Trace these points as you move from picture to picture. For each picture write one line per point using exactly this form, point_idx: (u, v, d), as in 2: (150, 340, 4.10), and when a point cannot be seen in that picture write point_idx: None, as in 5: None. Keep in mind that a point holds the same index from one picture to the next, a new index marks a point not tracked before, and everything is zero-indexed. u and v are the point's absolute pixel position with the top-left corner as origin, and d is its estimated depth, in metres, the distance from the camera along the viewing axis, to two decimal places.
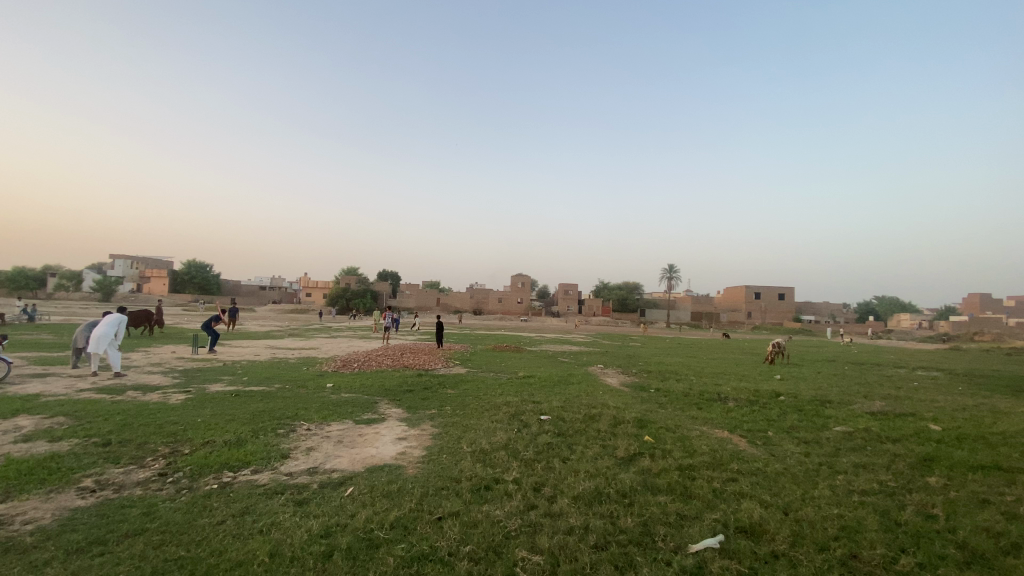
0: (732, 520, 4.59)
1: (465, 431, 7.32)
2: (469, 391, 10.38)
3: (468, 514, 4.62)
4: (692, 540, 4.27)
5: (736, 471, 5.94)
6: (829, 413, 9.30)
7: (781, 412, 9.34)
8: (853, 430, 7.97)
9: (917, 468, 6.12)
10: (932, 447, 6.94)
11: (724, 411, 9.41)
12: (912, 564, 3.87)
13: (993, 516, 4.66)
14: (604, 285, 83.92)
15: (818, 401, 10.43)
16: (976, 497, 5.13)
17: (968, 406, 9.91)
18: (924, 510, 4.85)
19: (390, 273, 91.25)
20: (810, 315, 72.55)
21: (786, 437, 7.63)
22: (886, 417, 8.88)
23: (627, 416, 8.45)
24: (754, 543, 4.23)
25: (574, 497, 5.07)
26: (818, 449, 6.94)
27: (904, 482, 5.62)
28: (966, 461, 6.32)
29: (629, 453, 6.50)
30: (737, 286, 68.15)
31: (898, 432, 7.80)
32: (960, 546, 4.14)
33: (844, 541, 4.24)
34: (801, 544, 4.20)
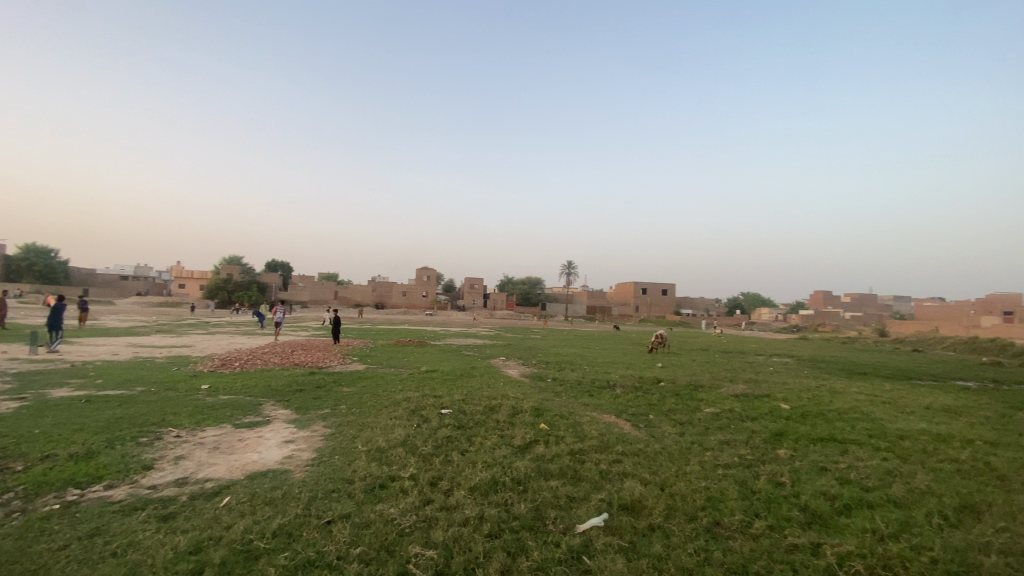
0: (616, 499, 4.93)
1: (361, 430, 7.05)
2: (366, 388, 10.01)
3: (361, 515, 4.45)
4: (580, 520, 4.52)
5: (621, 453, 6.39)
6: (702, 396, 10.39)
7: (661, 397, 10.24)
8: (720, 410, 8.97)
9: (770, 442, 7.03)
10: (782, 423, 8.04)
11: (613, 397, 10.08)
12: (763, 527, 4.43)
13: (829, 481, 5.50)
14: (507, 280, 85.56)
15: (693, 385, 11.60)
16: (815, 466, 6.01)
17: (809, 387, 11.64)
18: (774, 479, 5.59)
19: (281, 264, 85.01)
20: (691, 310, 80.02)
21: (666, 419, 8.35)
22: (746, 398, 10.13)
23: (525, 405, 8.72)
24: (634, 518, 4.58)
25: (470, 488, 5.11)
26: (692, 429, 7.69)
27: (760, 455, 6.43)
28: (807, 434, 7.39)
29: (525, 441, 6.69)
30: (628, 283, 73.23)
31: (756, 411, 8.92)
32: (802, 509, 4.83)
33: (709, 510, 4.75)
34: (674, 516, 4.63)
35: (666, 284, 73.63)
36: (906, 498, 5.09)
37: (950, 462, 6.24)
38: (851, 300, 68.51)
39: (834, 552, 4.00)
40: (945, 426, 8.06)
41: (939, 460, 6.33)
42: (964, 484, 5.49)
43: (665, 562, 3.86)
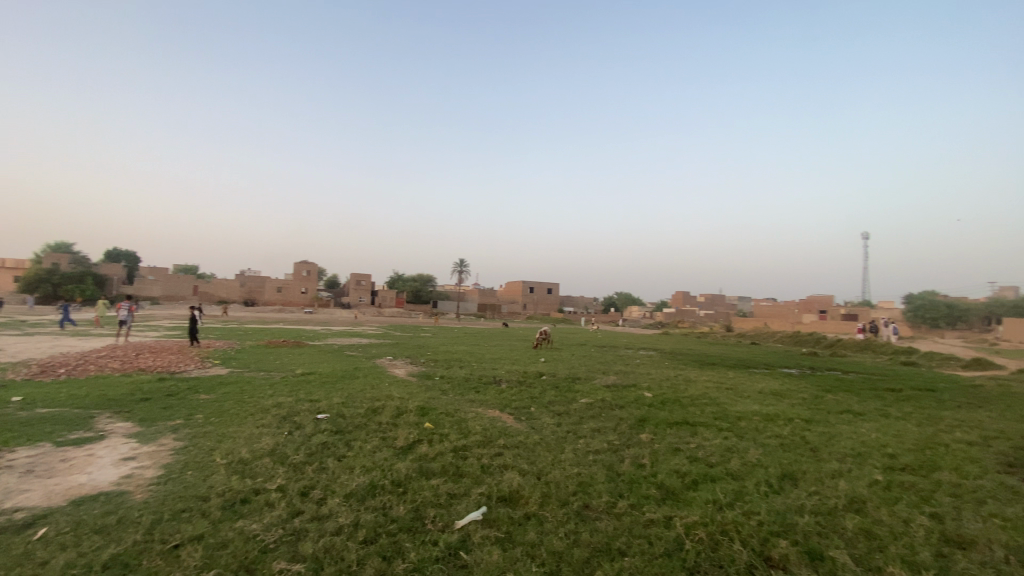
0: (494, 492, 5.05)
1: (221, 441, 6.37)
2: (230, 394, 9.06)
3: (217, 534, 4.03)
4: (459, 516, 4.56)
5: (502, 446, 6.56)
6: (579, 387, 11.09)
7: (542, 390, 10.72)
8: (594, 401, 9.64)
9: (636, 428, 7.72)
10: (646, 410, 8.87)
11: (497, 393, 10.32)
12: (625, 506, 4.86)
13: (681, 460, 6.20)
14: (396, 277, 83.30)
15: (571, 378, 12.32)
16: (671, 447, 6.72)
17: (669, 376, 13.02)
18: (637, 461, 6.15)
19: (126, 255, 73.55)
20: (573, 309, 84.78)
21: (546, 411, 8.76)
22: (617, 388, 11.02)
23: (409, 405, 8.56)
24: (511, 509, 4.74)
25: (345, 494, 4.88)
26: (568, 419, 8.16)
27: (626, 440, 7.04)
28: (666, 419, 8.24)
29: (408, 441, 6.57)
30: (517, 282, 75.56)
31: (625, 400, 9.75)
32: (659, 486, 5.38)
33: (580, 495, 5.09)
34: (548, 503, 4.88)
35: (552, 284, 77.26)
36: (742, 471, 5.92)
37: (775, 437, 7.39)
38: (707, 300, 77.74)
39: (683, 523, 4.52)
40: (772, 406, 9.53)
41: (767, 436, 7.46)
42: (785, 455, 6.54)
43: (538, 549, 4.06)
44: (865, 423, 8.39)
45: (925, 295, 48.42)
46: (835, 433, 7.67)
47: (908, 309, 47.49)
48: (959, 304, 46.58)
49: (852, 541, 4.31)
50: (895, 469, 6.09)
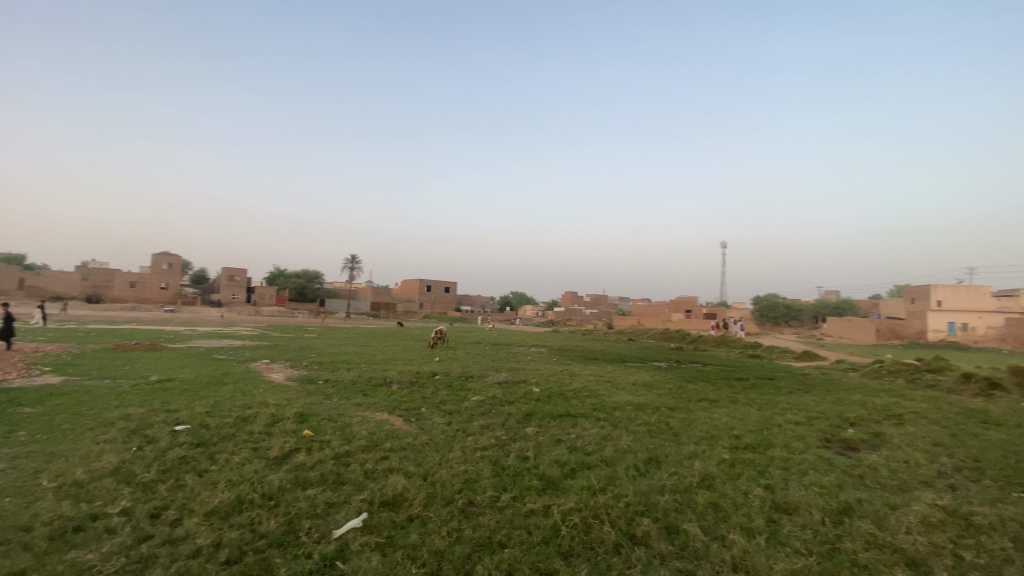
0: (377, 497, 4.93)
1: (48, 461, 5.41)
2: (63, 407, 7.71)
3: (38, 571, 3.43)
4: (337, 525, 4.38)
5: (388, 449, 6.41)
6: (471, 386, 11.19)
7: (434, 390, 10.64)
8: (484, 398, 9.80)
9: (523, 422, 8.00)
10: (533, 405, 9.23)
11: (387, 395, 10.03)
12: (508, 499, 5.03)
13: (562, 451, 6.56)
14: (278, 273, 77.08)
15: (464, 377, 12.38)
16: (554, 439, 7.09)
17: (557, 372, 13.67)
18: (522, 454, 6.39)
19: None
20: (468, 307, 85.12)
21: (436, 411, 8.72)
22: (508, 385, 11.32)
23: (287, 411, 7.98)
24: (393, 513, 4.66)
25: (207, 513, 4.43)
26: (458, 418, 8.21)
27: (513, 434, 7.27)
28: (551, 413, 8.65)
29: (284, 451, 6.14)
30: (412, 280, 74.10)
31: (514, 396, 10.05)
32: (540, 477, 5.65)
33: (464, 492, 5.16)
34: (432, 503, 4.87)
35: (448, 282, 77.02)
36: (615, 457, 6.42)
37: (645, 425, 8.13)
38: (593, 299, 82.80)
39: (560, 511, 4.79)
40: (644, 397, 10.47)
41: (639, 424, 8.19)
42: (653, 441, 7.23)
43: (419, 550, 4.04)
44: (718, 409, 9.57)
45: (769, 297, 56.36)
46: (694, 419, 8.64)
47: (756, 308, 54.93)
48: (793, 305, 54.97)
49: (703, 514, 4.90)
50: (739, 449, 7.04)
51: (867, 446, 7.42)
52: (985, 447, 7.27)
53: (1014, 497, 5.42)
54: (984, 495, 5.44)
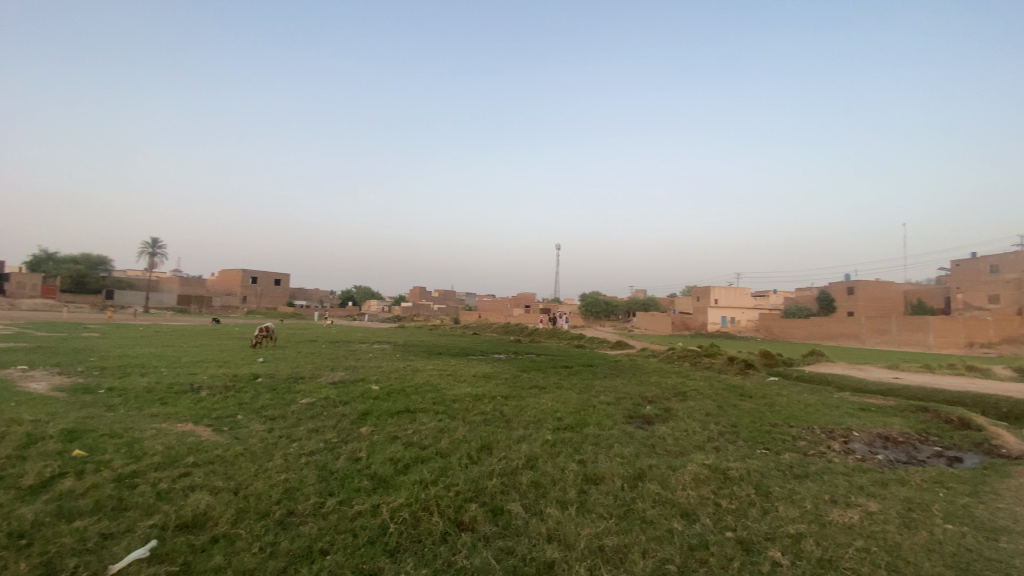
0: (173, 520, 4.26)
1: None
2: None
3: None
4: (115, 559, 3.67)
5: (192, 464, 5.58)
6: (300, 387, 10.31)
7: (255, 394, 9.55)
8: (315, 400, 9.13)
9: (357, 422, 7.68)
10: (369, 404, 8.90)
11: (194, 402, 8.69)
12: (333, 504, 4.78)
13: (397, 448, 6.47)
14: (42, 256, 61.09)
15: (292, 378, 11.36)
16: (389, 436, 6.95)
17: (397, 368, 13.40)
18: (353, 455, 6.13)
19: None
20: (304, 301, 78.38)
21: (256, 417, 7.84)
22: (342, 384, 10.72)
23: (50, 429, 6.40)
24: (193, 536, 4.08)
25: None
26: (282, 423, 7.50)
27: (345, 436, 6.93)
28: (387, 410, 8.45)
29: (41, 478, 4.91)
30: (234, 270, 65.38)
31: (349, 395, 9.56)
32: (371, 477, 5.49)
33: (283, 502, 4.76)
34: (243, 518, 4.39)
35: (279, 273, 69.79)
36: (449, 448, 6.55)
37: (480, 415, 8.46)
38: (439, 294, 83.03)
39: (388, 508, 4.71)
40: (481, 388, 10.88)
41: (474, 414, 8.48)
42: (486, 429, 7.55)
43: (223, 573, 3.61)
44: (546, 395, 10.43)
45: (595, 294, 63.05)
46: (525, 406, 9.27)
47: (584, 304, 61.01)
48: (614, 301, 62.42)
49: (525, 493, 5.29)
50: (561, 430, 7.77)
51: (660, 419, 8.82)
52: (740, 414, 9.20)
53: (756, 453, 6.97)
54: (736, 453, 6.89)
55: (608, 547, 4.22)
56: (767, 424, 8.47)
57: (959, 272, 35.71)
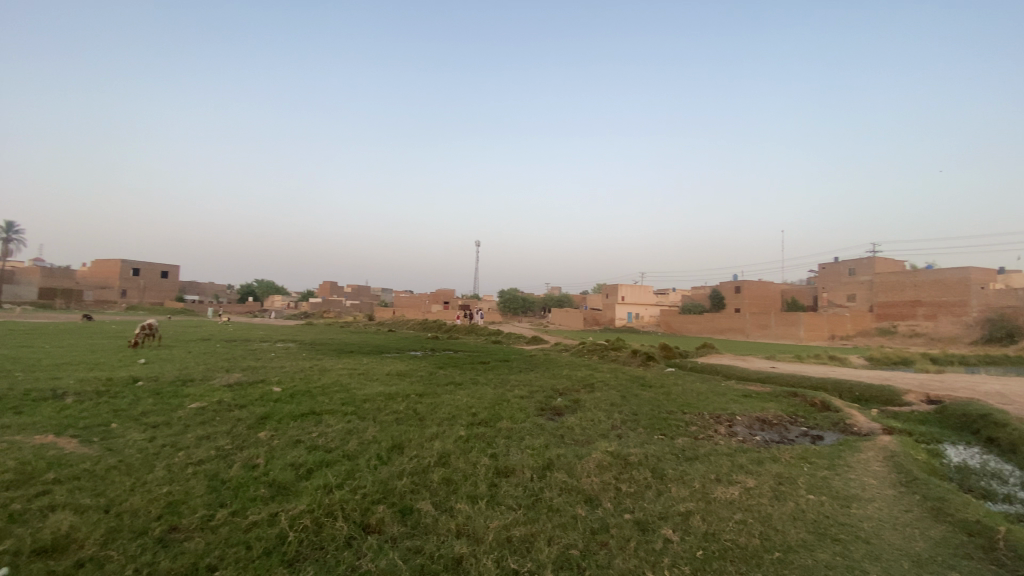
0: (26, 545, 3.70)
1: None
2: None
3: None
4: None
5: (52, 481, 4.88)
6: (189, 391, 9.39)
7: (134, 399, 8.54)
8: (206, 404, 8.35)
9: (255, 427, 7.15)
10: (269, 406, 8.33)
11: (56, 411, 7.58)
12: (225, 515, 4.42)
13: (300, 452, 6.12)
14: None
15: (179, 381, 10.30)
16: (292, 440, 6.57)
17: (303, 368, 12.67)
18: (249, 462, 5.70)
19: None
20: (197, 296, 71.46)
21: (134, 425, 7.02)
22: (240, 386, 9.92)
23: None
24: (52, 562, 3.58)
25: None
26: (166, 431, 6.79)
27: (240, 442, 6.42)
28: (290, 413, 7.96)
29: None
30: (111, 260, 57.92)
31: (247, 398, 8.87)
32: (269, 484, 5.15)
33: (166, 517, 4.32)
34: (116, 538, 3.93)
35: (166, 265, 62.95)
36: (357, 450, 6.33)
37: (392, 414, 8.24)
38: (352, 289, 79.68)
39: (288, 516, 4.45)
40: (394, 386, 10.62)
41: (386, 413, 8.26)
42: (397, 428, 7.39)
43: None
44: (461, 391, 10.41)
45: (512, 290, 64.05)
46: (439, 403, 9.20)
47: (501, 300, 61.72)
48: (530, 297, 63.81)
49: (435, 490, 5.26)
50: (474, 425, 7.81)
51: (569, 411, 9.18)
52: (641, 403, 9.85)
53: (654, 438, 7.50)
54: (637, 439, 7.36)
55: (515, 538, 4.32)
56: (664, 411, 9.14)
57: (825, 274, 40.88)
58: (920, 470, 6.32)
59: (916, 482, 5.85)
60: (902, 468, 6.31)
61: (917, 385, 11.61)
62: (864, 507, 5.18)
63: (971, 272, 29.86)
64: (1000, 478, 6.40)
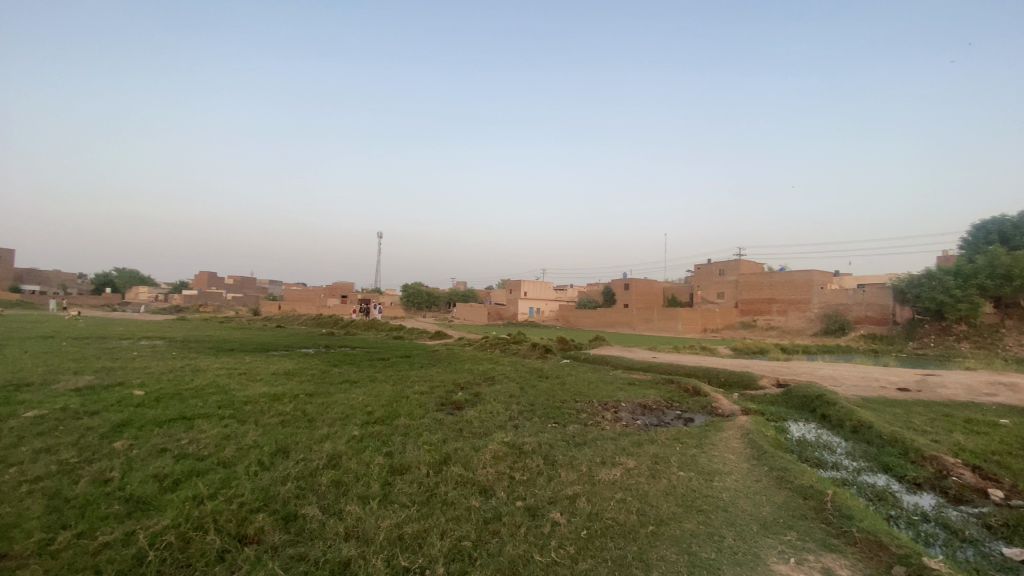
0: None
1: None
2: None
3: None
4: None
5: None
6: (23, 397, 7.97)
7: None
8: (46, 412, 7.14)
9: (109, 436, 6.27)
10: (128, 413, 7.35)
11: None
12: (68, 538, 3.84)
13: (166, 462, 5.49)
14: None
15: (9, 386, 8.69)
16: (156, 449, 5.86)
17: (173, 368, 11.34)
18: (101, 477, 4.99)
19: None
20: (37, 285, 60.63)
21: None
22: (91, 391, 8.63)
23: None
24: None
25: None
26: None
27: (89, 454, 5.59)
28: (154, 419, 7.08)
29: None
30: None
31: (100, 404, 7.74)
32: (126, 500, 4.56)
33: None
34: None
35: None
36: (235, 457, 5.82)
37: (277, 416, 7.68)
38: (235, 280, 72.82)
39: (147, 534, 3.98)
40: (281, 386, 9.92)
41: (270, 416, 7.68)
42: (282, 431, 6.91)
43: None
44: (356, 389, 10.01)
45: (415, 284, 62.74)
46: (331, 402, 8.77)
47: (403, 295, 60.21)
48: (433, 291, 62.96)
49: (324, 493, 5.02)
50: (369, 424, 7.56)
51: (469, 404, 9.26)
52: (538, 394, 10.22)
53: (548, 427, 7.83)
54: (532, 428, 7.64)
55: (407, 535, 4.28)
56: (558, 401, 9.58)
57: (698, 275, 45.37)
58: (769, 445, 7.31)
59: (766, 455, 6.76)
60: (756, 444, 7.25)
61: (769, 371, 13.39)
62: (724, 480, 5.88)
63: (813, 274, 34.81)
64: (829, 449, 7.62)
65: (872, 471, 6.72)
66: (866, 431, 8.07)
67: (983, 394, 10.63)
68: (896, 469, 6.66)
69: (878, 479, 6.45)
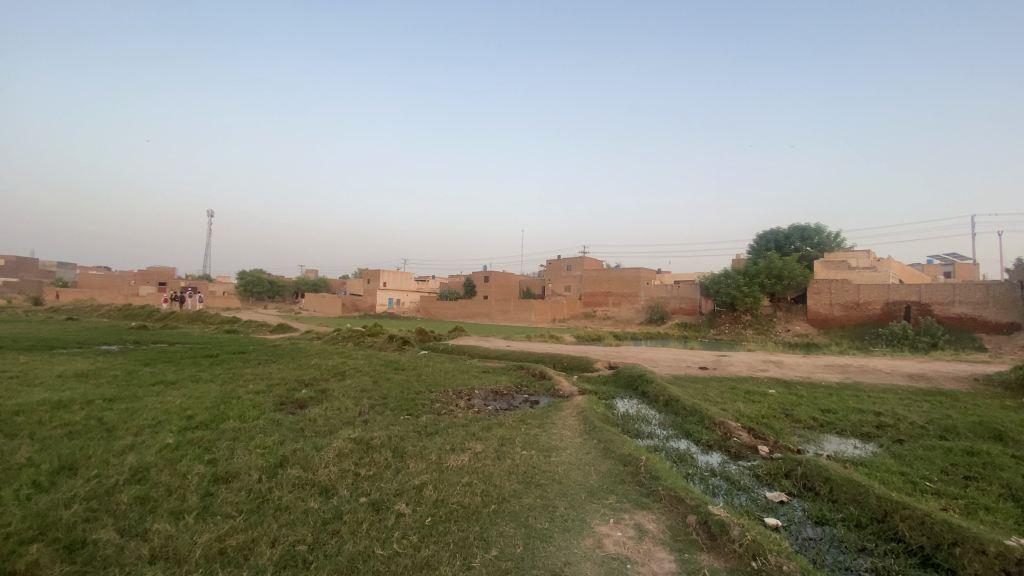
0: None
1: None
2: None
3: None
4: None
5: None
6: None
7: None
8: None
9: None
10: None
11: None
12: None
13: None
14: None
15: None
16: None
17: None
18: None
19: None
20: None
21: None
22: None
23: None
24: None
25: None
26: None
27: None
28: None
29: None
30: None
31: None
32: None
33: None
34: None
35: None
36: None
37: (63, 427, 6.33)
38: (6, 261, 57.65)
39: None
40: (71, 391, 8.17)
41: (52, 427, 6.29)
42: (70, 445, 5.72)
43: None
44: (173, 391, 8.70)
45: (257, 271, 56.59)
46: (140, 408, 7.49)
47: (241, 283, 53.84)
48: (278, 280, 57.51)
49: (124, 513, 4.30)
50: (188, 430, 6.64)
51: (314, 401, 8.68)
52: (391, 386, 10.01)
53: (400, 419, 7.74)
54: (382, 422, 7.46)
55: (230, 548, 3.89)
56: (412, 392, 9.53)
57: (549, 270, 48.64)
58: (599, 420, 8.20)
59: (596, 430, 7.57)
60: (588, 420, 8.06)
61: (604, 356, 14.96)
62: (561, 455, 6.45)
63: (641, 271, 39.72)
64: (646, 421, 8.80)
65: (677, 438, 7.95)
66: (674, 404, 9.50)
67: (758, 370, 13.27)
68: (694, 434, 7.98)
69: (682, 444, 7.66)
